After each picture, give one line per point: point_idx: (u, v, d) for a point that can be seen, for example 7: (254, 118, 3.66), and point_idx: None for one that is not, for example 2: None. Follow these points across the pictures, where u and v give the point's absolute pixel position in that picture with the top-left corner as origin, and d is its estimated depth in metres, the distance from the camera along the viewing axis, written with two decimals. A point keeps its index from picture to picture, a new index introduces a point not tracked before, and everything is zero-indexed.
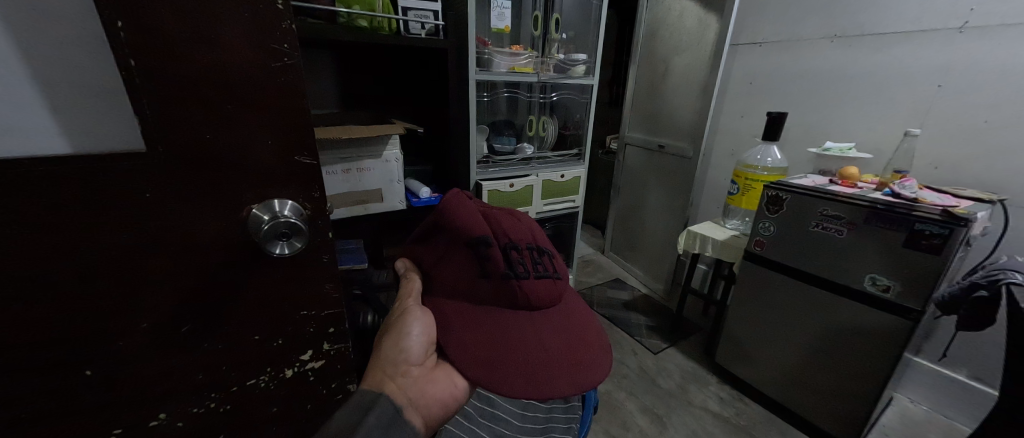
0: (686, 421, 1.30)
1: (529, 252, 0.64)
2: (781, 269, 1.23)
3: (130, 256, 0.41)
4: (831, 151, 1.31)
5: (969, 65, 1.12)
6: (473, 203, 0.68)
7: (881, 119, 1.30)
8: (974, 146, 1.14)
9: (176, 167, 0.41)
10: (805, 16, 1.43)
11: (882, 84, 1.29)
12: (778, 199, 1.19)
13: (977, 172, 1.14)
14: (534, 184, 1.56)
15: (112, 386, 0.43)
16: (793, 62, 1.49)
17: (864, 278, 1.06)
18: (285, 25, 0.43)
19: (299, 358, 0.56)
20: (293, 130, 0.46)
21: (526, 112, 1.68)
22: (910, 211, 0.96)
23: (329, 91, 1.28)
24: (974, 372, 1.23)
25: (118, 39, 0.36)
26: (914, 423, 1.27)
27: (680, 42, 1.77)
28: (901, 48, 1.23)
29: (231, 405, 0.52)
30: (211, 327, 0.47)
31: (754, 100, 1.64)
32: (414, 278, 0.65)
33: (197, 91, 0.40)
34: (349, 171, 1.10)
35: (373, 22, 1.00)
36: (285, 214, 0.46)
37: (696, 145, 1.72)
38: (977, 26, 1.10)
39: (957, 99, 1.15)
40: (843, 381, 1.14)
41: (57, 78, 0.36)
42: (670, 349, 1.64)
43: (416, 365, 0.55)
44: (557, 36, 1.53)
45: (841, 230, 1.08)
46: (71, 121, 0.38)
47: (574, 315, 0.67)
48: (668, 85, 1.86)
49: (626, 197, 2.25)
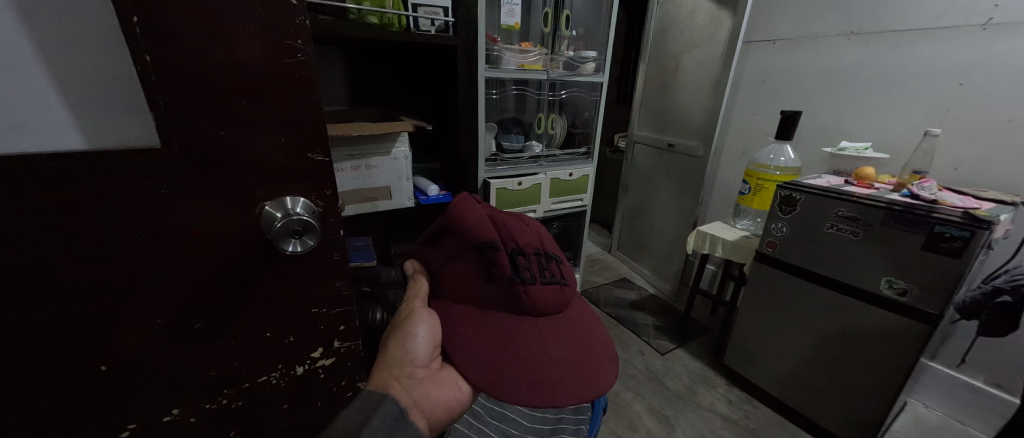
0: (694, 422, 1.29)
1: (535, 258, 0.64)
2: (793, 270, 1.21)
3: (144, 251, 0.41)
4: (846, 150, 1.29)
5: (992, 64, 1.09)
6: (482, 207, 0.68)
7: (900, 118, 1.27)
8: (997, 146, 1.11)
9: (189, 164, 0.41)
10: (821, 13, 1.41)
11: (901, 82, 1.26)
12: (791, 200, 1.18)
13: (1000, 173, 1.11)
14: (543, 182, 1.55)
15: (124, 381, 0.43)
16: (806, 59, 1.47)
17: (880, 281, 1.03)
18: (298, 21, 0.43)
19: (310, 356, 0.56)
20: (304, 129, 0.46)
21: (535, 109, 1.67)
22: (930, 213, 0.94)
23: (339, 88, 1.29)
24: (992, 377, 1.20)
25: (132, 32, 0.36)
26: (928, 428, 1.25)
27: (691, 38, 1.75)
28: (922, 45, 1.21)
29: (243, 402, 0.52)
30: (223, 322, 0.47)
31: (768, 98, 1.61)
32: (421, 279, 0.65)
33: (208, 86, 0.40)
34: (358, 168, 1.09)
35: (384, 19, 0.99)
36: (298, 211, 0.46)
37: (706, 143, 1.70)
38: (1000, 23, 1.07)
39: (979, 99, 1.13)
40: (856, 385, 1.12)
41: (74, 72, 0.36)
42: (678, 349, 1.63)
43: (422, 367, 0.55)
44: (567, 32, 1.52)
45: (855, 231, 1.06)
46: (87, 118, 0.37)
47: (581, 322, 0.66)
48: (679, 83, 1.84)
49: (634, 197, 2.23)
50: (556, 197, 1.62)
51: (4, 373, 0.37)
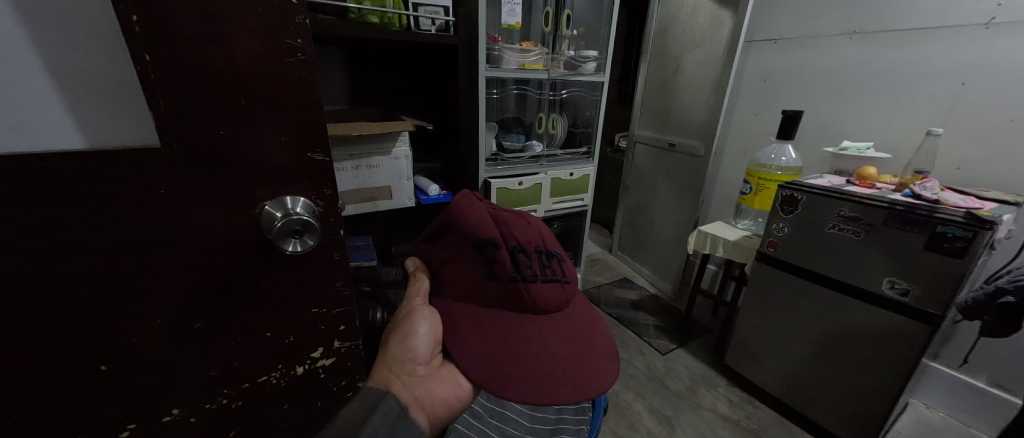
0: (695, 423, 1.29)
1: (536, 255, 0.64)
2: (794, 270, 1.21)
3: (143, 251, 0.40)
4: (848, 150, 1.29)
5: (995, 63, 1.09)
6: (483, 205, 0.68)
7: (902, 118, 1.27)
8: (1000, 145, 1.10)
9: (189, 164, 0.40)
10: (823, 12, 1.40)
11: (902, 82, 1.26)
12: (792, 200, 1.18)
13: (1002, 173, 1.11)
14: (544, 182, 1.55)
15: (124, 381, 0.43)
16: (808, 58, 1.46)
17: (882, 280, 1.03)
18: (298, 19, 0.43)
19: (310, 356, 0.56)
20: (304, 127, 0.46)
21: (535, 108, 1.67)
22: (932, 212, 0.94)
23: (340, 88, 1.29)
24: (994, 378, 1.20)
25: (131, 31, 0.36)
26: (930, 428, 1.25)
27: (692, 38, 1.75)
28: (924, 44, 1.20)
29: (242, 402, 0.52)
30: (222, 323, 0.47)
31: (770, 97, 1.61)
32: (422, 277, 0.65)
33: (208, 85, 0.40)
34: (358, 167, 1.09)
35: (384, 18, 0.99)
36: (297, 211, 0.46)
37: (707, 143, 1.70)
38: (1003, 22, 1.07)
39: (981, 98, 1.12)
40: (857, 386, 1.12)
41: (74, 72, 0.36)
42: (679, 349, 1.63)
43: (423, 364, 0.55)
44: (568, 31, 1.52)
45: (857, 231, 1.05)
46: (85, 117, 0.37)
47: (581, 320, 0.66)
48: (680, 82, 1.84)
49: (635, 196, 2.22)
50: (557, 196, 1.62)
51: (4, 373, 0.37)
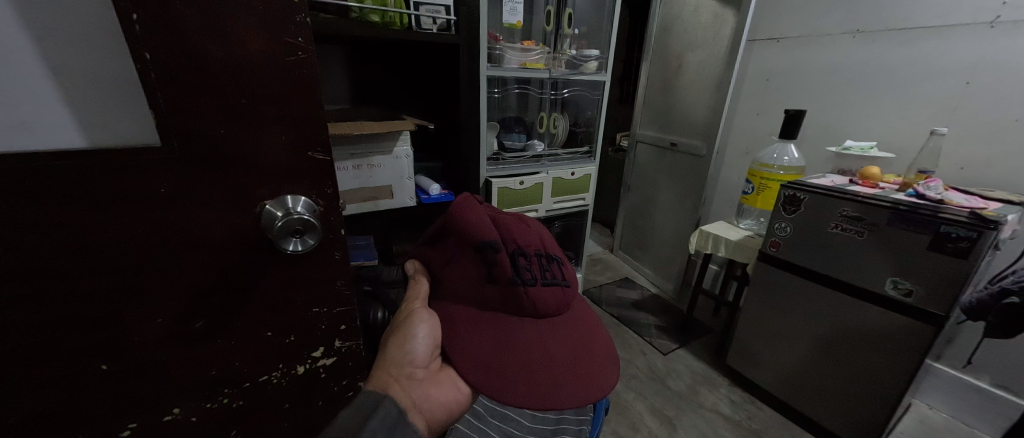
0: (697, 423, 1.28)
1: (536, 259, 0.64)
2: (796, 270, 1.21)
3: (143, 250, 0.40)
4: (851, 150, 1.28)
5: (1000, 62, 1.08)
6: (483, 207, 0.68)
7: (905, 117, 1.26)
8: (1004, 145, 1.10)
9: (188, 163, 0.40)
10: (826, 11, 1.40)
11: (905, 81, 1.25)
12: (794, 199, 1.17)
13: (1006, 173, 1.10)
14: (545, 182, 1.55)
15: (125, 380, 0.43)
16: (810, 57, 1.46)
17: (886, 282, 1.02)
18: (299, 18, 0.42)
19: (311, 355, 0.56)
20: (305, 127, 0.46)
21: (536, 108, 1.67)
22: (936, 213, 0.93)
23: (340, 87, 1.29)
24: (998, 379, 1.19)
25: (131, 30, 0.36)
26: (933, 430, 1.24)
27: (694, 37, 1.74)
28: (927, 43, 1.20)
29: (243, 401, 0.52)
30: (223, 322, 0.47)
31: (772, 97, 1.60)
32: (421, 280, 0.64)
33: (209, 84, 0.40)
34: (360, 167, 1.09)
35: (385, 18, 0.99)
36: (298, 210, 0.46)
37: (709, 142, 1.70)
38: (1008, 21, 1.06)
39: (986, 98, 1.12)
40: (860, 387, 1.11)
41: (74, 70, 0.36)
42: (680, 349, 1.63)
43: (422, 367, 0.55)
44: (569, 30, 1.52)
45: (861, 231, 1.05)
46: (84, 116, 0.37)
47: (581, 324, 0.65)
48: (682, 81, 1.83)
49: (636, 196, 2.22)
50: (558, 196, 1.62)
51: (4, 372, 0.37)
